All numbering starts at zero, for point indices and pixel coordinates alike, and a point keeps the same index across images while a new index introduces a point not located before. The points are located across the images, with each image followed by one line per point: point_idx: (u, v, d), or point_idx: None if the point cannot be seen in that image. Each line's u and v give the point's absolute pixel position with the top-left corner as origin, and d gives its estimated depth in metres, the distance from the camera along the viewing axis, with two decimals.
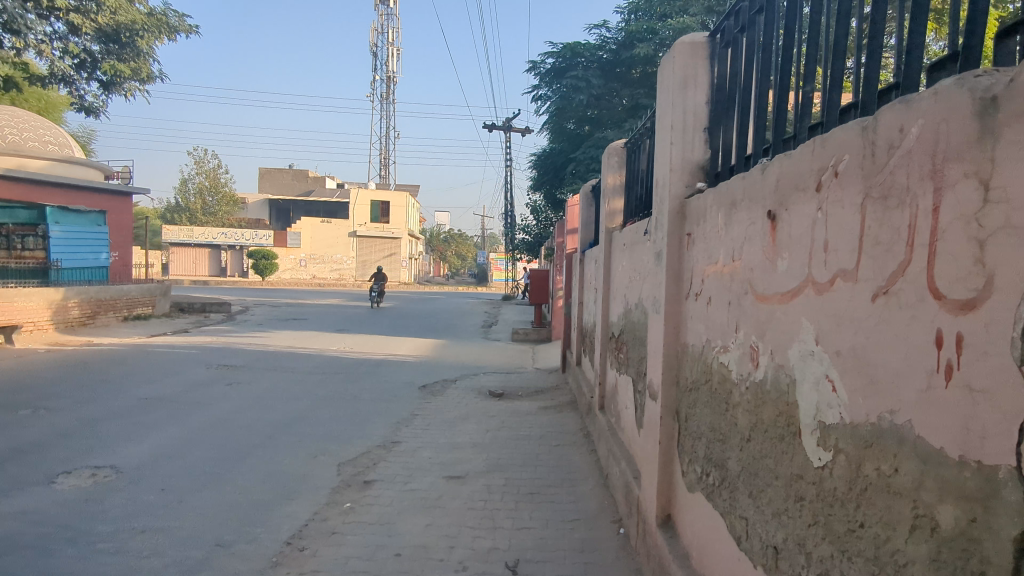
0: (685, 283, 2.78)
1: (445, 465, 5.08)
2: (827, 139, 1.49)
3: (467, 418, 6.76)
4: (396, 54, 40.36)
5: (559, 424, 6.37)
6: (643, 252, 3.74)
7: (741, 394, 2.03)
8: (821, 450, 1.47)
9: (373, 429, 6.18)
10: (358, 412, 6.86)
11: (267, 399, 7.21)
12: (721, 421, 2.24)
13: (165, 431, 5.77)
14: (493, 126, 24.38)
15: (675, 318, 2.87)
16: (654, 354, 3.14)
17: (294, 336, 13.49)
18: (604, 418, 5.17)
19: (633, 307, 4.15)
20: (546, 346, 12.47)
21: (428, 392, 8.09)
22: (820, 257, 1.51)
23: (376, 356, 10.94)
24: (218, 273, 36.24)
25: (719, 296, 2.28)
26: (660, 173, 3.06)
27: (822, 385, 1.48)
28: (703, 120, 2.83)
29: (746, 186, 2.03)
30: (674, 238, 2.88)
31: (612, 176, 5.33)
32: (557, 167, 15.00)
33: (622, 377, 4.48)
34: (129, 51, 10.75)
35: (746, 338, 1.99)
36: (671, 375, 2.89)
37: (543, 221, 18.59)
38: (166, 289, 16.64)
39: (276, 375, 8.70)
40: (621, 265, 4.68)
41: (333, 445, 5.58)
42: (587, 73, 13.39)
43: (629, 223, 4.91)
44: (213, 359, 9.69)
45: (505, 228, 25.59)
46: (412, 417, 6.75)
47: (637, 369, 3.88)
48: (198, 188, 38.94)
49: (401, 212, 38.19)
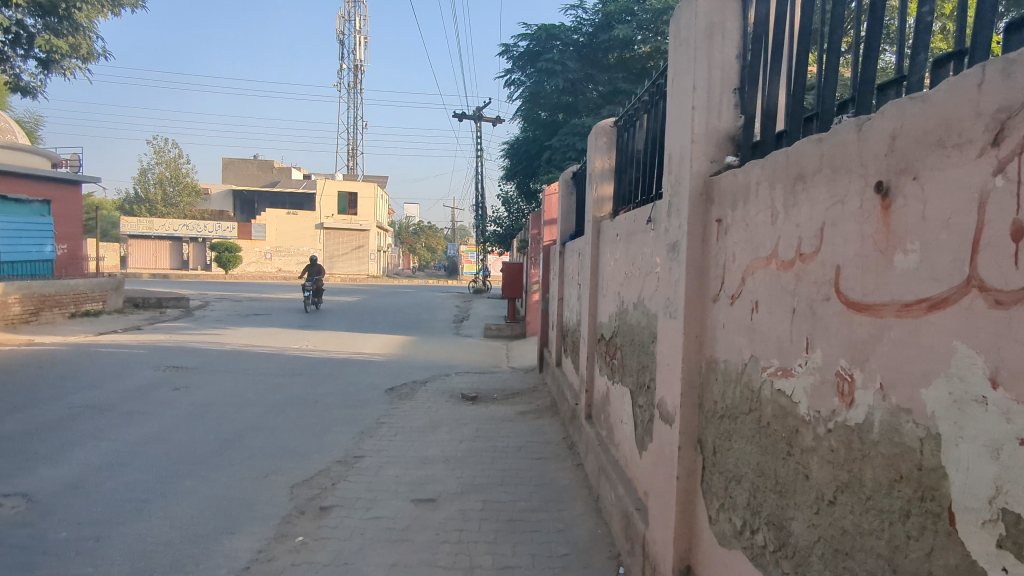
0: (713, 280, 2.23)
1: (414, 485, 4.48)
2: (1018, 62, 0.94)
3: (439, 426, 6.15)
4: (363, 41, 39.40)
5: (540, 433, 5.79)
6: (647, 243, 3.20)
7: (817, 438, 1.49)
8: (1010, 557, 0.93)
9: (334, 442, 5.54)
10: (318, 421, 6.21)
11: (218, 407, 6.52)
12: (779, 466, 1.69)
13: (94, 447, 5.07)
14: (463, 115, 23.76)
15: (697, 326, 2.32)
16: (665, 366, 2.60)
17: (255, 334, 12.75)
18: (591, 429, 4.63)
19: (630, 308, 3.61)
20: (521, 342, 11.89)
21: (395, 396, 7.46)
22: (1003, 249, 0.96)
23: (341, 355, 10.28)
24: (180, 266, 35.00)
25: (776, 301, 1.73)
26: (674, 147, 2.52)
27: (1010, 453, 0.93)
28: (732, 79, 2.31)
29: (825, 152, 1.48)
30: (695, 225, 2.33)
31: (601, 160, 4.79)
32: (531, 155, 14.42)
33: (616, 386, 3.93)
34: (67, 26, 9.87)
35: (827, 361, 1.44)
36: (692, 394, 2.34)
37: (515, 212, 17.99)
38: (118, 283, 15.73)
39: (230, 378, 8.00)
40: (614, 258, 4.12)
41: (287, 462, 4.93)
42: (563, 57, 12.83)
43: (621, 211, 4.38)
44: (162, 360, 8.94)
45: (475, 220, 24.90)
46: (379, 426, 6.12)
47: (639, 380, 3.35)
48: (158, 178, 37.55)
49: (370, 204, 37.25)
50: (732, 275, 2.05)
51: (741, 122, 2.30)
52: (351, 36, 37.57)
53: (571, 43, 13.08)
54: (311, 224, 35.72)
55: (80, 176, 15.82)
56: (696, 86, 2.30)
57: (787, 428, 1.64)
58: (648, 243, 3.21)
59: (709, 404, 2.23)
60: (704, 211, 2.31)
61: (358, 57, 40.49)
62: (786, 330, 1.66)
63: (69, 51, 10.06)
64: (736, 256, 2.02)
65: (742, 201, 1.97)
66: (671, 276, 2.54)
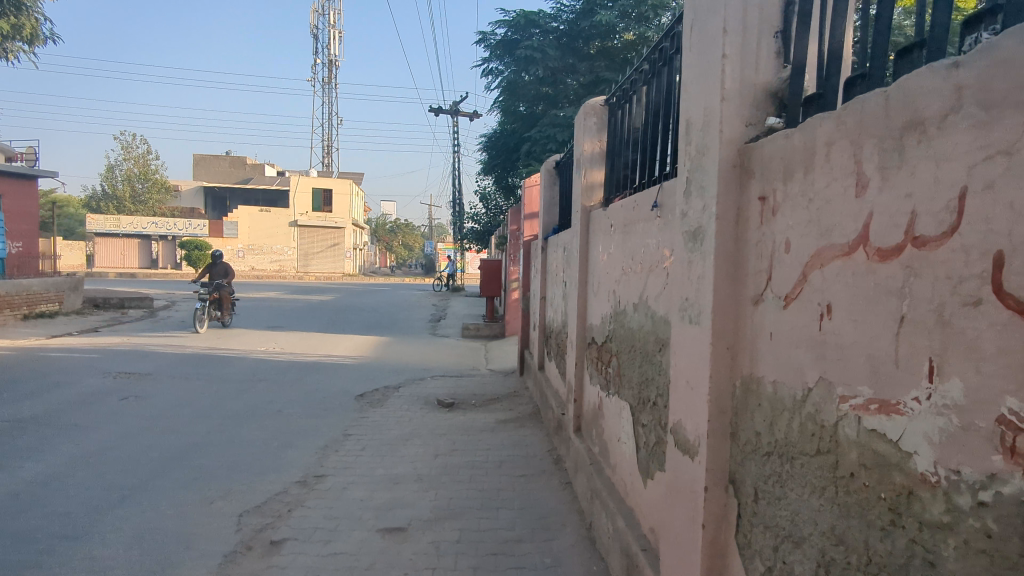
0: (752, 277, 1.75)
1: (382, 511, 3.94)
2: None
3: (412, 438, 5.59)
4: (337, 36, 38.68)
5: (522, 446, 5.27)
6: (654, 234, 2.71)
7: (954, 514, 1.00)
8: None
9: (294, 458, 4.97)
10: (278, 434, 5.63)
11: (169, 418, 5.90)
12: (873, 541, 1.19)
13: (15, 469, 4.43)
14: (439, 109, 23.33)
15: (729, 335, 1.83)
16: (681, 383, 2.11)
17: (220, 335, 12.05)
18: (581, 444, 4.14)
19: (629, 309, 3.11)
20: (501, 343, 11.38)
21: (366, 404, 6.90)
22: None
23: (310, 358, 9.68)
24: (149, 266, 33.95)
25: (865, 306, 1.24)
26: (695, 111, 2.03)
27: None
28: (774, 21, 1.84)
29: (965, 84, 1.01)
30: (725, 206, 1.83)
31: (589, 142, 4.28)
32: (510, 148, 13.93)
33: (612, 398, 3.44)
34: (7, 5, 9.09)
35: (978, 399, 0.97)
36: (722, 420, 1.86)
37: (493, 209, 17.50)
38: (77, 283, 14.96)
39: (187, 384, 7.37)
40: (608, 253, 3.62)
41: (238, 484, 4.36)
42: (543, 44, 12.32)
43: (613, 199, 3.88)
44: (114, 366, 8.27)
45: (452, 217, 24.28)
46: (345, 439, 5.55)
47: (642, 395, 2.85)
48: (126, 174, 36.39)
49: (345, 201, 36.42)
50: (785, 267, 1.57)
51: (786, 73, 1.82)
52: (324, 30, 36.80)
53: (550, 31, 12.62)
54: (284, 222, 34.84)
55: (36, 169, 14.97)
56: (728, 28, 1.82)
57: (888, 487, 1.15)
58: (653, 231, 2.72)
59: (747, 436, 1.75)
60: (739, 187, 1.82)
61: (333, 52, 39.73)
62: (885, 346, 1.17)
63: (11, 32, 9.28)
64: (790, 246, 1.54)
65: (801, 173, 1.49)
66: (689, 273, 2.05)
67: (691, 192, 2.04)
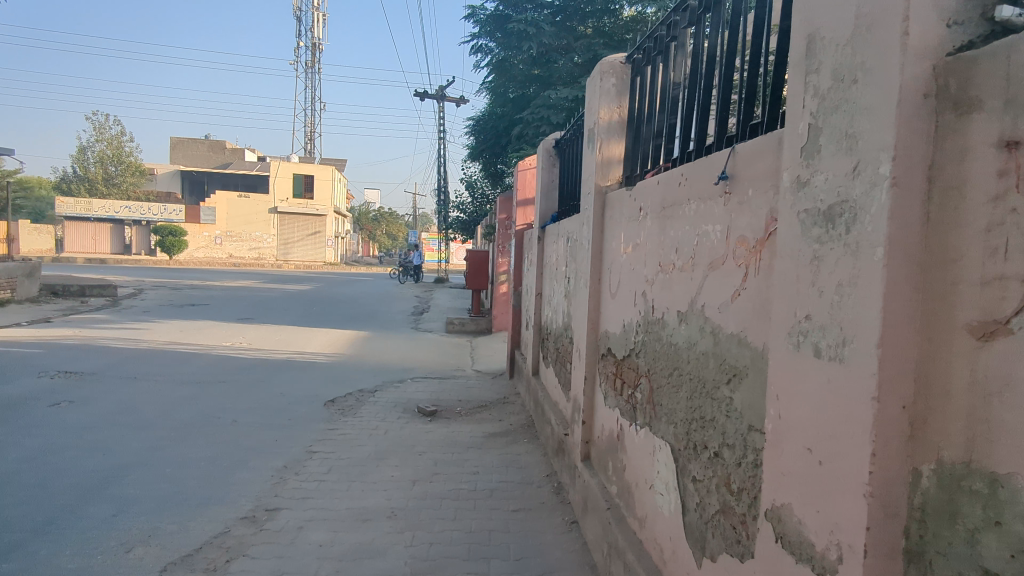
0: (973, 294, 1.00)
1: (344, 562, 3.15)
2: None
3: (387, 456, 4.80)
4: (322, 19, 37.66)
5: (516, 469, 4.51)
6: (721, 218, 1.95)
7: None
8: None
9: (243, 485, 4.16)
10: (229, 451, 4.81)
11: (102, 430, 5.08)
12: None
13: None
14: (425, 94, 22.59)
15: (909, 386, 1.09)
16: (793, 448, 1.35)
17: (185, 327, 11.17)
18: (589, 478, 3.40)
19: (670, 319, 2.36)
20: (488, 339, 10.62)
21: (337, 411, 6.12)
22: None
23: (279, 355, 8.86)
24: (122, 251, 32.78)
25: None
26: (832, 16, 1.27)
27: None
28: None
29: None
30: (911, 165, 1.07)
31: (607, 109, 3.49)
32: (499, 132, 13.12)
33: (638, 432, 2.70)
34: None
35: None
36: (893, 529, 1.10)
37: (479, 197, 16.72)
38: (32, 270, 14.10)
39: (132, 387, 6.52)
40: (635, 243, 2.86)
41: (170, 522, 3.55)
42: (537, 18, 11.39)
43: (640, 175, 3.10)
44: (58, 363, 7.40)
45: (438, 205, 23.45)
46: (308, 457, 4.74)
47: (693, 436, 2.11)
48: (99, 156, 35.07)
49: (326, 187, 35.30)
50: None
51: None
52: (307, 11, 35.54)
53: (545, 7, 11.73)
54: (263, 208, 33.71)
55: None
56: None
57: None
58: (719, 215, 1.97)
59: (956, 570, 1.00)
60: (938, 138, 1.06)
61: (316, 34, 38.53)
62: None
63: None
64: None
65: None
66: (816, 277, 1.29)
67: (824, 148, 1.28)
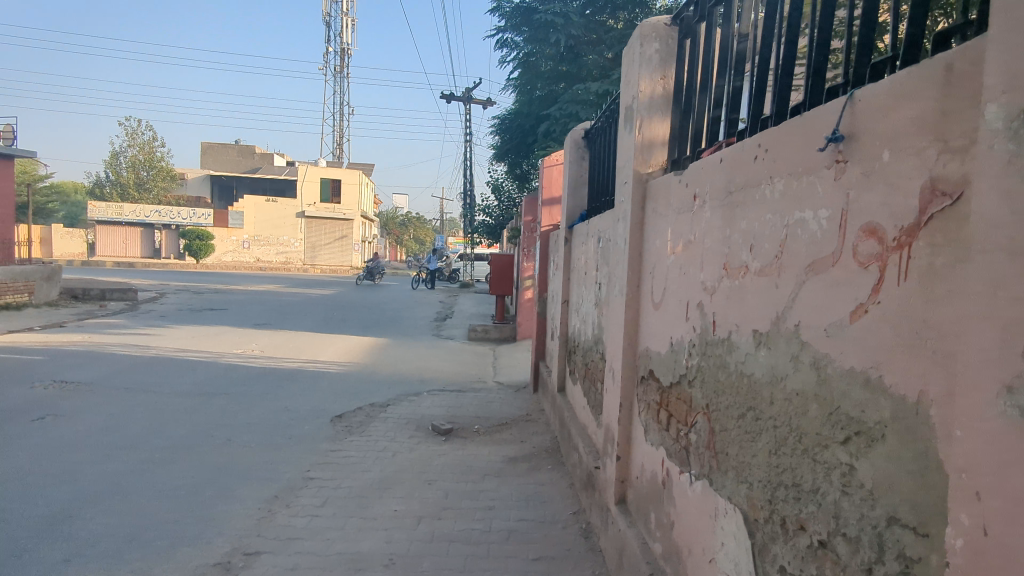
0: None
1: None
2: None
3: (391, 486, 4.22)
4: (350, 24, 37.64)
5: (538, 504, 3.91)
6: (829, 196, 1.34)
7: None
8: None
9: (223, 520, 3.62)
10: (216, 477, 4.28)
11: (81, 450, 4.61)
12: None
13: None
14: (451, 96, 22.21)
15: None
16: None
17: (199, 333, 10.78)
18: (624, 527, 2.78)
19: (742, 342, 1.75)
20: (513, 348, 10.02)
21: (344, 429, 5.58)
22: None
23: (291, 364, 8.37)
24: (151, 255, 32.92)
25: None
26: None
27: None
28: None
29: None
30: None
31: (647, 80, 2.88)
32: (526, 131, 12.55)
33: (693, 484, 2.09)
34: None
35: None
36: None
37: (506, 200, 16.16)
38: (52, 273, 13.92)
39: (126, 399, 6.07)
40: (687, 239, 2.25)
41: (130, 568, 3.04)
42: (566, 9, 10.81)
43: (693, 157, 2.48)
44: (57, 371, 7.01)
45: (464, 209, 22.98)
46: (303, 486, 4.19)
47: (782, 507, 1.49)
48: (130, 161, 35.39)
49: (353, 191, 35.05)
50: None
51: None
52: (335, 15, 35.45)
53: None
54: (290, 212, 33.59)
55: (13, 150, 13.85)
56: None
57: None
58: (825, 194, 1.36)
59: None
60: None
61: (344, 40, 38.44)
62: None
63: None
64: None
65: None
66: None
67: None
